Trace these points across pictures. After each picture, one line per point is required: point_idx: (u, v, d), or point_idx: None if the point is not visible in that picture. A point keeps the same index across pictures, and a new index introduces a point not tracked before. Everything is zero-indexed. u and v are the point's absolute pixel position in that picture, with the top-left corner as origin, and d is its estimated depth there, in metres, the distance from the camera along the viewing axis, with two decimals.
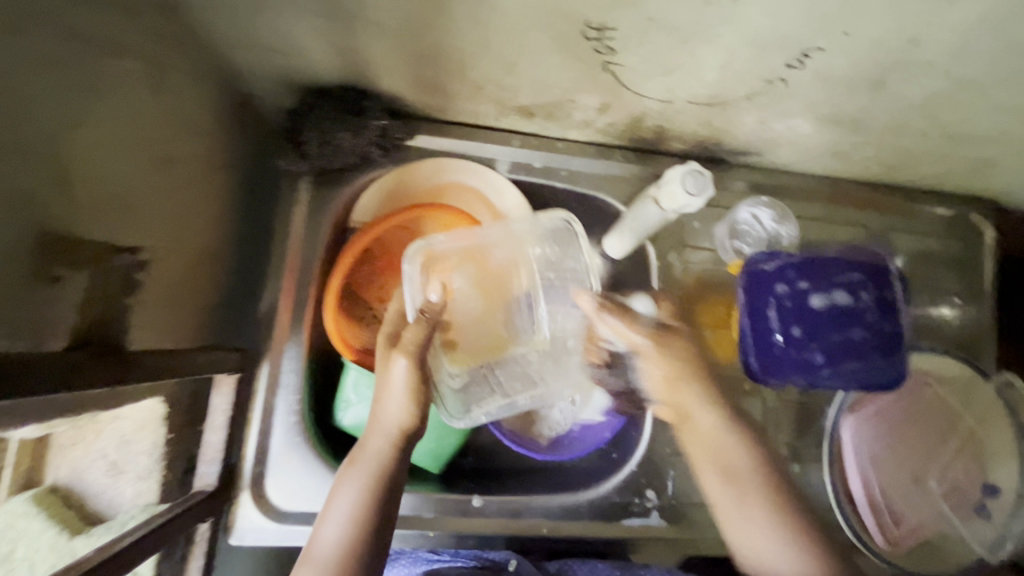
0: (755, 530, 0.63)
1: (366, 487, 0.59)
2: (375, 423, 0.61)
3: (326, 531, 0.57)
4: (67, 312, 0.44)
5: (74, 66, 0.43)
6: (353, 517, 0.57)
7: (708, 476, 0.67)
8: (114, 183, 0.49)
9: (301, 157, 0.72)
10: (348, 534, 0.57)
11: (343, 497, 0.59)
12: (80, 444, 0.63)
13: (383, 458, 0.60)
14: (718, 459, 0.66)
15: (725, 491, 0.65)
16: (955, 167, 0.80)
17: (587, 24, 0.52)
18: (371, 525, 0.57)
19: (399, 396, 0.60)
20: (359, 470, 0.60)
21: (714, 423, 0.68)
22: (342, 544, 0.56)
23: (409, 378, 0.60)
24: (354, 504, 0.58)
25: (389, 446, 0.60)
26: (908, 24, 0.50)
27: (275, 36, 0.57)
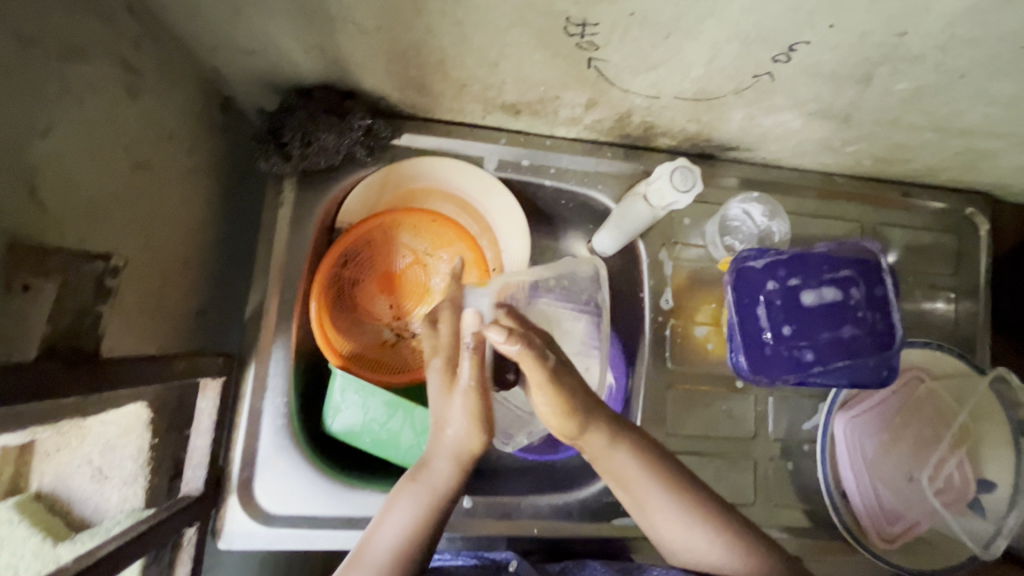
0: (683, 527, 0.61)
1: (426, 500, 0.61)
2: (440, 446, 0.64)
3: (382, 533, 0.60)
4: (41, 323, 0.43)
5: (40, 73, 0.42)
6: (410, 525, 0.60)
7: (631, 487, 0.64)
8: (88, 191, 0.49)
9: (284, 158, 0.70)
10: (400, 538, 0.59)
11: (399, 509, 0.61)
12: (64, 451, 0.61)
13: (445, 479, 0.63)
14: (647, 480, 0.63)
15: (653, 499, 0.62)
16: (948, 160, 0.79)
17: (568, 20, 0.51)
18: (420, 536, 0.60)
19: (464, 424, 0.63)
20: (420, 486, 0.62)
21: (618, 454, 0.63)
22: (395, 547, 0.59)
23: (471, 408, 0.63)
24: (412, 513, 0.60)
25: (455, 468, 0.63)
26: (895, 17, 0.49)
27: (252, 36, 0.56)
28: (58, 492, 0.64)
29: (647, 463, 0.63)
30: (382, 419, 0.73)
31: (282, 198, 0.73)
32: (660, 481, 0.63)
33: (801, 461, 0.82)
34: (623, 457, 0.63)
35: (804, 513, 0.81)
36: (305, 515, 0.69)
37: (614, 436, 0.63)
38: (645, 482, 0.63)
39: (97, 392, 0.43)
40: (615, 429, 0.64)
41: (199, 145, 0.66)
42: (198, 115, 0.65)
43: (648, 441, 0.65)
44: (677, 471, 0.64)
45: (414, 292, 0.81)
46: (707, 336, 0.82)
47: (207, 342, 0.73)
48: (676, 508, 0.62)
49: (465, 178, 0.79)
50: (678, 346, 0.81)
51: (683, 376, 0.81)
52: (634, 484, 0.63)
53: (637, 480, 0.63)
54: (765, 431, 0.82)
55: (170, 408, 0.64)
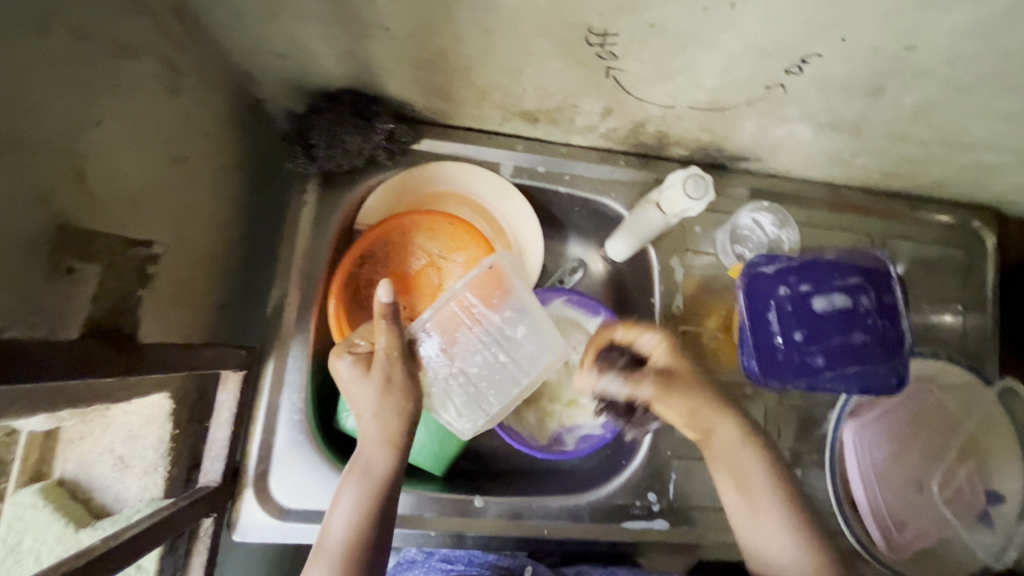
0: (778, 533, 0.64)
1: (369, 488, 0.62)
2: (366, 433, 0.63)
3: (335, 527, 0.61)
4: (86, 304, 0.46)
5: (94, 68, 0.45)
6: (361, 509, 0.61)
7: (738, 486, 0.67)
8: (132, 182, 0.51)
9: (310, 159, 0.72)
10: (350, 530, 0.60)
11: (348, 495, 0.62)
12: (88, 438, 0.64)
13: (381, 463, 0.63)
14: (753, 480, 0.67)
15: (762, 489, 0.66)
16: (956, 174, 0.81)
17: (590, 30, 0.54)
18: (371, 524, 0.61)
19: (380, 403, 0.63)
20: (359, 474, 0.63)
21: (744, 450, 0.68)
22: (347, 539, 0.60)
23: (382, 395, 0.63)
24: (357, 502, 0.61)
25: (388, 449, 0.63)
26: (904, 32, 0.51)
27: (286, 41, 0.59)
28: (78, 480, 0.65)
29: (767, 468, 0.67)
30: None
31: (305, 199, 0.75)
32: (778, 491, 0.66)
33: (810, 468, 0.82)
34: (739, 445, 0.69)
35: (813, 521, 0.80)
36: (318, 510, 0.69)
37: (747, 437, 0.69)
38: (757, 474, 0.67)
39: (132, 374, 0.45)
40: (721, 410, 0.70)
41: (230, 144, 0.69)
42: (231, 115, 0.67)
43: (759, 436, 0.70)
44: (787, 480, 0.67)
45: (428, 294, 0.82)
46: (717, 343, 0.83)
47: (226, 337, 0.74)
48: (766, 512, 0.65)
49: (481, 182, 0.81)
50: (688, 351, 0.82)
51: None
52: (737, 479, 0.68)
53: (738, 458, 0.68)
54: (774, 438, 0.82)
55: (191, 400, 0.65)
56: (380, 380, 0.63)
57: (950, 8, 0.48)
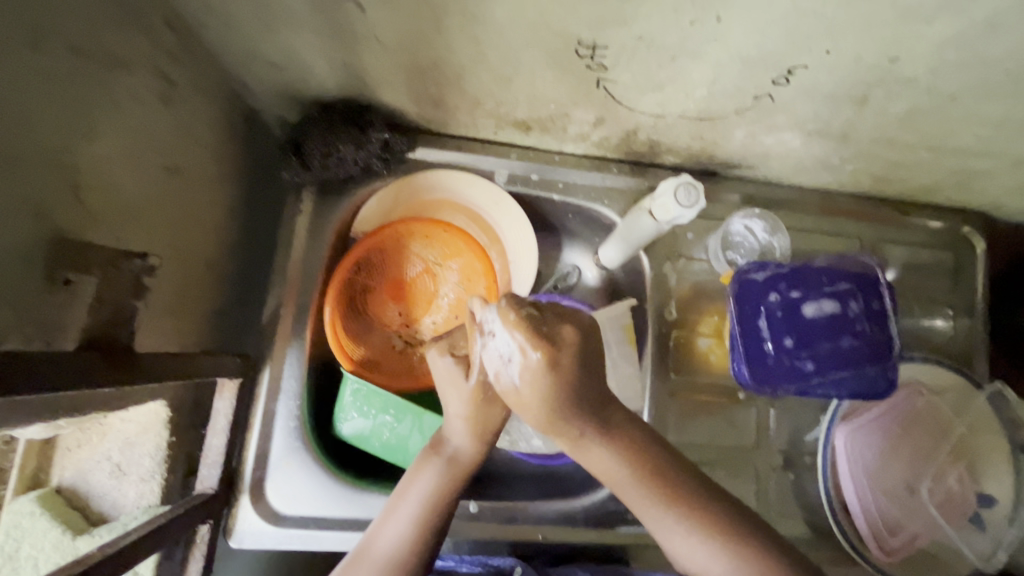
0: (704, 567, 0.49)
1: (448, 474, 0.57)
2: (454, 428, 0.57)
3: (385, 534, 0.55)
4: (83, 315, 0.47)
5: (87, 83, 0.46)
6: (430, 500, 0.56)
7: (618, 495, 0.52)
8: (127, 194, 0.52)
9: (305, 169, 0.73)
10: (406, 540, 0.55)
11: (420, 480, 0.57)
12: (86, 446, 0.64)
13: (467, 452, 0.57)
14: (626, 483, 0.51)
15: (647, 520, 0.51)
16: (944, 180, 0.82)
17: (579, 42, 0.55)
18: (438, 512, 0.56)
19: (480, 410, 0.55)
20: (441, 458, 0.57)
21: (594, 449, 0.51)
22: (399, 550, 0.54)
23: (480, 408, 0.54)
24: (432, 486, 0.56)
25: (478, 443, 0.57)
26: (886, 43, 0.52)
27: (280, 52, 0.60)
28: (77, 488, 0.66)
29: (628, 465, 0.51)
30: (391, 424, 0.74)
31: (301, 207, 0.76)
32: (664, 510, 0.51)
33: (802, 472, 0.83)
34: (597, 448, 0.51)
35: (807, 525, 0.81)
36: (314, 516, 0.70)
37: (579, 441, 0.51)
38: (623, 484, 0.51)
39: (127, 383, 0.45)
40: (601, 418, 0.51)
41: (225, 154, 0.69)
42: (226, 125, 0.68)
43: (658, 445, 0.54)
44: (711, 522, 0.50)
45: (422, 300, 0.84)
46: (710, 348, 0.84)
47: (223, 345, 0.75)
48: (677, 517, 0.50)
49: (476, 190, 0.81)
50: (681, 356, 0.83)
51: (686, 386, 0.82)
52: (614, 485, 0.52)
53: (622, 486, 0.52)
54: (767, 442, 0.83)
55: (188, 407, 0.65)
56: (477, 389, 0.53)
57: (930, 19, 0.49)
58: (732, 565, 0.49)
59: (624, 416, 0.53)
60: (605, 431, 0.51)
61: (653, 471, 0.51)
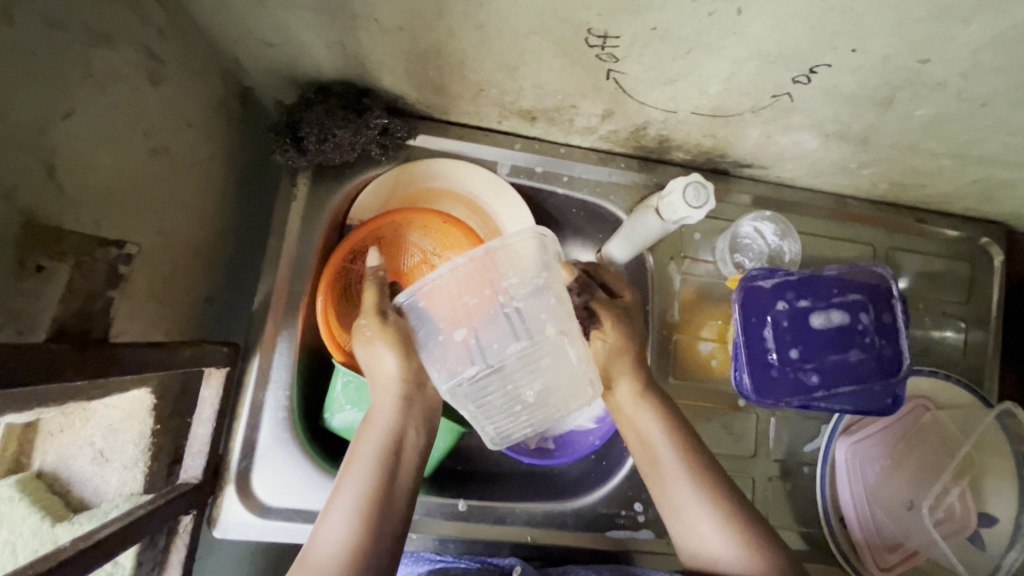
0: (714, 533, 0.61)
1: (378, 454, 0.58)
2: (376, 386, 0.61)
3: (328, 529, 0.53)
4: (56, 303, 0.45)
5: (66, 57, 0.43)
6: (367, 483, 0.56)
7: (661, 463, 0.65)
8: (108, 176, 0.49)
9: (299, 153, 0.70)
10: (351, 533, 0.53)
11: (349, 486, 0.56)
12: (69, 431, 0.63)
13: (391, 422, 0.60)
14: (667, 448, 0.65)
15: (684, 494, 0.63)
16: (965, 189, 0.78)
17: (589, 30, 0.51)
18: (381, 490, 0.56)
19: (376, 359, 0.60)
20: (370, 438, 0.59)
21: (644, 412, 0.67)
22: (348, 543, 0.52)
23: (401, 359, 0.60)
24: (367, 472, 0.57)
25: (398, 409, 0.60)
26: (917, 43, 0.49)
27: (274, 30, 0.57)
28: (60, 473, 0.65)
29: (675, 438, 0.65)
30: None
31: (295, 192, 0.73)
32: (694, 481, 0.63)
33: (800, 482, 0.81)
34: (649, 417, 0.66)
35: (803, 536, 0.79)
36: (300, 509, 0.69)
37: (643, 396, 0.67)
38: (674, 462, 0.64)
39: (102, 375, 0.44)
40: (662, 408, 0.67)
41: (217, 135, 0.67)
42: (217, 105, 0.66)
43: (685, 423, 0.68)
44: (721, 479, 0.64)
45: None
46: (712, 352, 0.82)
47: (212, 331, 0.73)
48: (704, 495, 0.62)
49: (476, 181, 0.79)
50: (681, 360, 0.81)
51: (685, 391, 0.80)
52: (646, 444, 0.66)
53: (652, 439, 0.66)
54: (766, 451, 0.81)
55: (173, 394, 0.64)
56: (390, 340, 0.59)
57: (967, 20, 0.45)
58: (722, 523, 0.61)
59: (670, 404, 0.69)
60: (664, 410, 0.67)
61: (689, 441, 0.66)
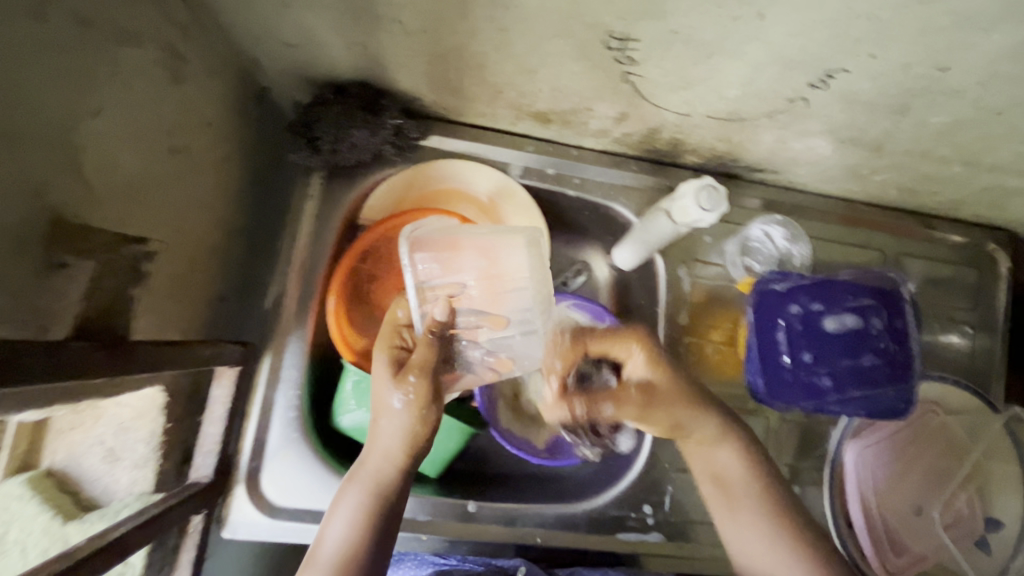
0: (780, 562, 0.58)
1: (367, 495, 0.58)
2: (376, 437, 0.60)
3: (330, 532, 0.57)
4: (77, 299, 0.44)
5: (93, 55, 0.43)
6: (356, 518, 0.57)
7: (710, 484, 0.64)
8: (130, 175, 0.49)
9: (314, 153, 0.70)
10: (354, 536, 0.56)
11: (349, 498, 0.58)
12: (79, 429, 0.62)
13: (386, 469, 0.59)
14: (741, 477, 0.63)
15: (745, 514, 0.61)
16: (974, 196, 0.79)
17: (611, 34, 0.52)
18: (375, 525, 0.57)
19: (404, 419, 0.59)
20: (359, 479, 0.59)
21: (718, 441, 0.64)
22: (348, 545, 0.56)
23: (413, 410, 0.59)
24: (355, 506, 0.58)
25: (397, 462, 0.59)
26: (937, 51, 0.49)
27: (294, 30, 0.57)
28: (69, 471, 0.64)
29: (751, 466, 0.63)
30: None
31: (308, 192, 0.73)
32: (765, 508, 0.61)
33: (808, 486, 0.81)
34: (711, 441, 0.64)
35: None
36: (309, 509, 0.69)
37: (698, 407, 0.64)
38: (749, 484, 0.62)
39: (123, 374, 0.44)
40: (755, 445, 0.65)
41: (234, 134, 0.67)
42: (235, 104, 0.65)
43: (756, 444, 0.65)
44: (778, 502, 0.62)
45: None
46: (722, 356, 0.82)
47: (222, 330, 0.73)
48: (767, 522, 0.60)
49: (491, 181, 0.77)
50: (691, 363, 0.81)
51: None
52: (723, 478, 0.64)
53: (716, 462, 0.64)
54: (774, 455, 0.81)
55: (185, 393, 0.64)
56: (416, 390, 0.59)
57: (988, 29, 0.46)
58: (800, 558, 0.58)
59: (740, 423, 0.66)
60: (731, 433, 0.64)
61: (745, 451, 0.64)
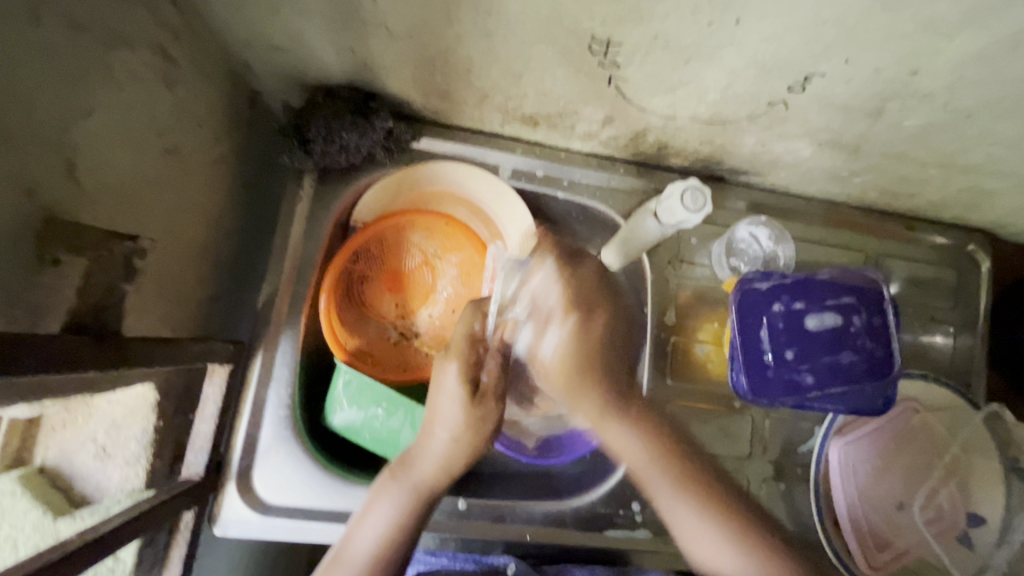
0: (715, 550, 0.69)
1: (406, 502, 0.65)
2: (428, 449, 0.66)
3: (359, 540, 0.64)
4: (70, 295, 0.45)
5: (87, 57, 0.44)
6: (394, 525, 0.64)
7: (641, 470, 0.74)
8: (122, 174, 0.50)
9: (306, 155, 0.71)
10: (382, 543, 0.64)
11: (380, 509, 0.65)
12: (71, 427, 0.63)
13: (431, 481, 0.66)
14: (648, 467, 0.74)
15: (683, 517, 0.71)
16: (952, 197, 0.81)
17: (593, 39, 0.53)
18: (405, 535, 0.65)
19: (456, 443, 0.66)
20: (399, 484, 0.65)
21: (619, 430, 0.75)
22: (380, 548, 0.64)
23: (462, 435, 0.66)
24: (394, 513, 0.65)
25: (446, 475, 0.66)
26: (907, 56, 0.51)
27: (286, 34, 0.58)
28: (61, 468, 0.65)
29: (672, 473, 0.73)
30: (382, 416, 0.72)
31: (300, 194, 0.74)
32: (696, 508, 0.71)
33: (794, 484, 0.82)
34: (621, 430, 0.75)
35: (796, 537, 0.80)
36: (300, 507, 0.69)
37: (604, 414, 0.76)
38: (658, 480, 0.73)
39: (115, 368, 0.44)
40: (672, 452, 0.74)
41: (226, 135, 0.68)
42: (227, 107, 0.67)
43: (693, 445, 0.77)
44: (716, 491, 0.73)
45: (419, 294, 0.82)
46: (708, 355, 0.83)
47: (214, 329, 0.74)
48: (709, 527, 0.70)
49: (478, 185, 0.79)
50: (678, 362, 0.82)
51: (682, 393, 0.81)
52: (638, 469, 0.75)
53: (648, 481, 0.74)
54: (760, 452, 0.82)
55: (177, 391, 0.64)
56: (468, 416, 0.65)
57: (954, 34, 0.48)
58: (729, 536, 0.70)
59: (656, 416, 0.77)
60: (634, 421, 0.75)
61: (671, 451, 0.74)
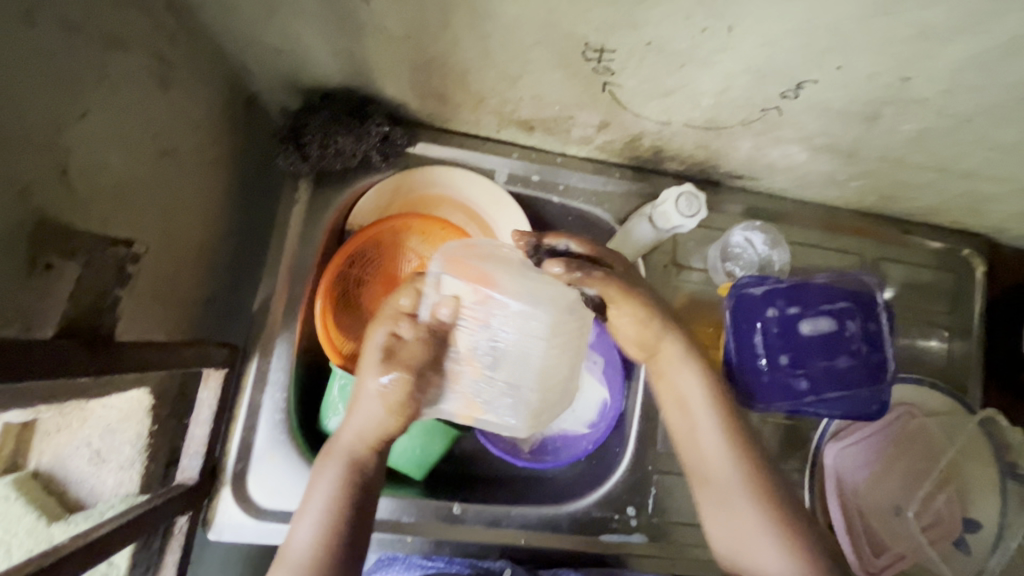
0: (766, 550, 0.60)
1: (341, 476, 0.60)
2: (356, 422, 0.61)
3: (299, 535, 0.57)
4: (64, 300, 0.46)
5: (81, 60, 0.44)
6: (329, 508, 0.58)
7: (709, 454, 0.65)
8: (115, 177, 0.50)
9: (302, 158, 0.71)
10: (322, 531, 0.57)
11: (319, 491, 0.59)
12: (65, 431, 0.63)
13: (364, 453, 0.61)
14: (710, 428, 0.65)
15: (735, 497, 0.63)
16: (948, 202, 0.81)
17: (588, 44, 0.54)
18: (346, 515, 0.58)
19: (383, 409, 0.59)
20: (333, 463, 0.61)
21: (698, 409, 0.67)
22: (319, 538, 0.57)
23: (387, 398, 0.59)
24: (330, 494, 0.59)
25: (376, 444, 0.61)
26: (899, 62, 0.51)
27: (282, 38, 0.58)
28: (55, 473, 0.65)
29: (736, 448, 0.64)
30: None
31: (296, 197, 0.75)
32: (745, 490, 0.62)
33: None
34: (709, 418, 0.66)
35: None
36: (296, 512, 0.69)
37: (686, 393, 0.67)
38: (722, 459, 0.64)
39: (109, 372, 0.44)
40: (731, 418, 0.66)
41: (222, 139, 0.68)
42: (223, 111, 0.67)
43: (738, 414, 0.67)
44: (764, 484, 0.63)
45: None
46: None
47: (209, 333, 0.74)
48: (756, 514, 0.61)
49: (474, 189, 0.80)
50: None
51: None
52: (694, 435, 0.66)
53: (695, 437, 0.66)
54: None
55: (171, 396, 0.64)
56: (399, 381, 0.59)
57: (946, 40, 0.48)
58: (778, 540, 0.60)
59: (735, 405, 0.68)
60: (715, 401, 0.67)
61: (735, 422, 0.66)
